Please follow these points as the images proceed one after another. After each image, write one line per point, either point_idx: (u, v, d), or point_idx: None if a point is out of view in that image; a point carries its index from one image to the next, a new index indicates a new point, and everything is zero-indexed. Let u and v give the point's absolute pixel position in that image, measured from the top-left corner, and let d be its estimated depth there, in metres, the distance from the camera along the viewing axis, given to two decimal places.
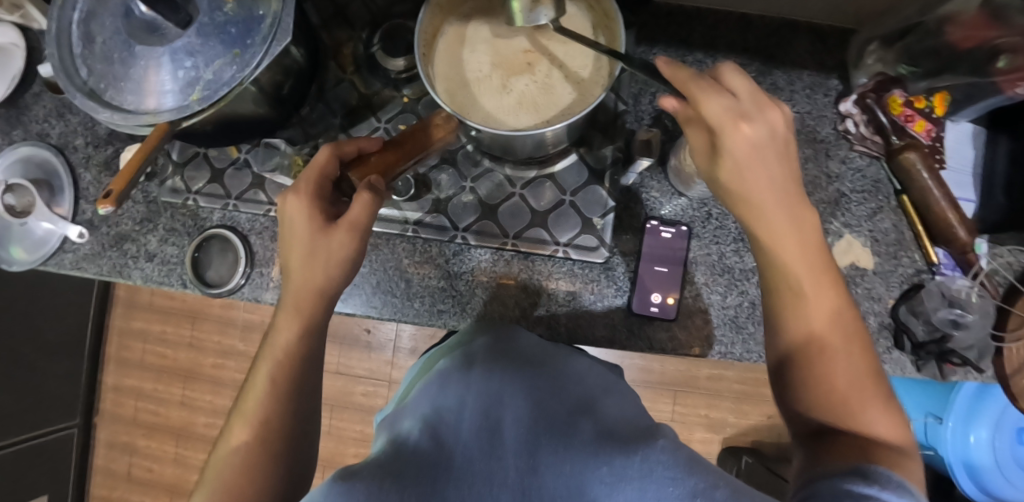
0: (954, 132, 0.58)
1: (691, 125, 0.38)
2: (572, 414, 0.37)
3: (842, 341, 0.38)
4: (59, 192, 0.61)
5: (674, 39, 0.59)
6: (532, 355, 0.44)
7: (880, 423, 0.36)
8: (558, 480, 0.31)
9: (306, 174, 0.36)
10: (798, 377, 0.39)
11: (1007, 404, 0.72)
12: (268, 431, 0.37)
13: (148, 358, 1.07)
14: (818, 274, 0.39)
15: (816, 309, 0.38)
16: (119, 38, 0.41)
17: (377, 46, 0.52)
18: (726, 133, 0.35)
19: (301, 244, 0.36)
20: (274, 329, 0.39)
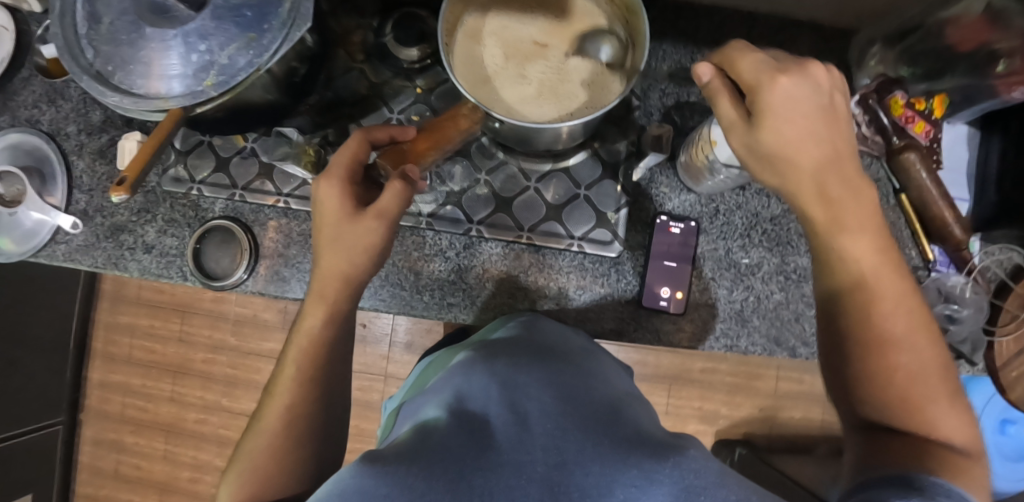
0: (950, 134, 0.60)
1: (722, 95, 0.35)
2: (602, 415, 0.33)
3: (902, 333, 0.37)
4: (51, 180, 0.58)
5: (682, 34, 0.59)
6: (553, 350, 0.42)
7: (945, 419, 0.36)
8: (595, 477, 0.27)
9: (338, 159, 0.37)
10: (859, 375, 0.38)
11: (991, 395, 0.75)
12: (295, 416, 0.40)
13: (136, 353, 1.04)
14: (880, 257, 0.37)
15: (882, 300, 0.37)
16: (127, 19, 0.39)
17: (389, 35, 0.52)
18: (764, 90, 0.33)
19: (330, 228, 0.37)
20: (300, 316, 0.41)
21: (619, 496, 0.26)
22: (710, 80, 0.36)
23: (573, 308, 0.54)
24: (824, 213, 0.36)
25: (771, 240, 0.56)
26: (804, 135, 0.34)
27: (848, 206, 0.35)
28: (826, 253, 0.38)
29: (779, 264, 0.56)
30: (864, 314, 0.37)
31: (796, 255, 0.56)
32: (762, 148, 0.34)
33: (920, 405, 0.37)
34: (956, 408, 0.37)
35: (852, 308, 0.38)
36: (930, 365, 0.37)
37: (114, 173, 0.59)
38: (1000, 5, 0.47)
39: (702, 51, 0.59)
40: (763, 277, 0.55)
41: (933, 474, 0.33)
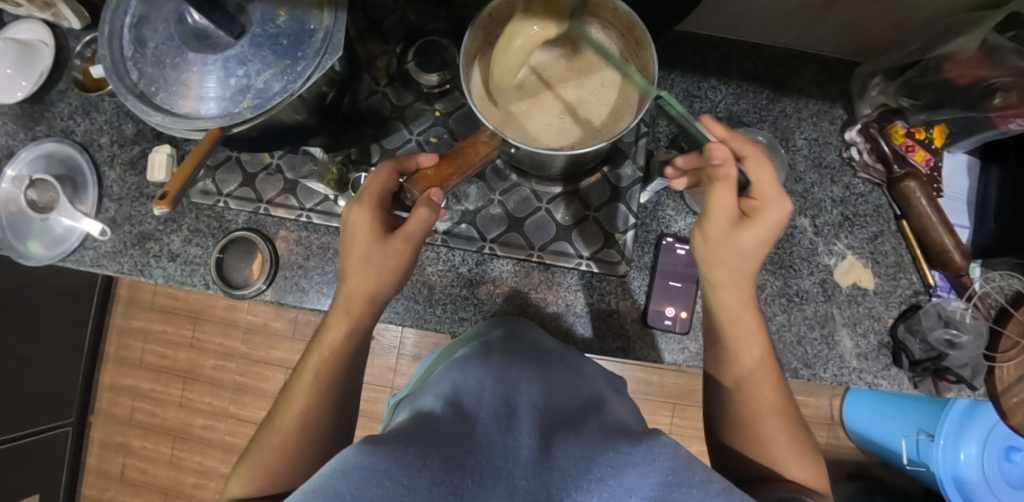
0: (951, 162, 0.62)
1: (722, 183, 0.41)
2: (582, 412, 0.33)
3: (761, 387, 0.44)
4: (82, 189, 0.61)
5: (689, 64, 0.62)
6: (540, 351, 0.43)
7: (801, 476, 0.41)
8: (573, 459, 0.27)
9: (369, 187, 0.39)
10: (729, 412, 0.45)
11: (995, 421, 0.75)
12: (308, 419, 0.41)
13: (147, 358, 1.06)
14: (761, 342, 0.45)
15: (748, 359, 0.45)
16: (172, 43, 0.42)
17: (411, 62, 0.56)
18: (772, 206, 0.42)
19: (360, 249, 0.39)
20: (323, 327, 0.43)
21: (595, 474, 0.26)
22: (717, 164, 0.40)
23: (581, 326, 0.56)
24: (735, 289, 0.45)
25: (774, 263, 0.60)
26: (763, 241, 0.43)
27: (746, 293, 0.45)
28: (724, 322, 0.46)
29: (782, 287, 0.59)
30: (741, 380, 0.45)
31: (798, 278, 0.60)
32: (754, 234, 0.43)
33: (784, 461, 0.42)
34: (805, 456, 0.42)
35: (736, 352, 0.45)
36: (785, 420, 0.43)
37: (143, 183, 0.62)
38: (997, 42, 0.49)
39: (708, 81, 0.62)
40: (766, 299, 0.59)
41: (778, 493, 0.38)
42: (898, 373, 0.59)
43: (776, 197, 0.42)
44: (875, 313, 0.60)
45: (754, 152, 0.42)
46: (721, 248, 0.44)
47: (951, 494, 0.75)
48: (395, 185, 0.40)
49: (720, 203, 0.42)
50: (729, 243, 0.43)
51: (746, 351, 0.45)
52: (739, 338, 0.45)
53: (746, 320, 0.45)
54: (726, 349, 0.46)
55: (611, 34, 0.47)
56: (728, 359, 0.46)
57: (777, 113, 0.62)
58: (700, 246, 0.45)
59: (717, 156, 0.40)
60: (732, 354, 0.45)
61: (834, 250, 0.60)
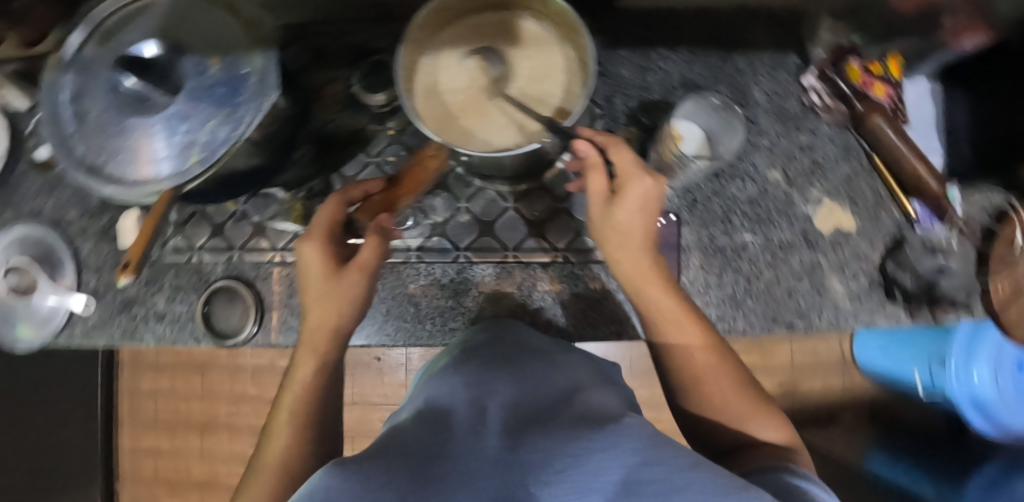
0: (913, 90, 0.61)
1: (594, 170, 0.44)
2: (553, 406, 0.33)
3: (708, 365, 0.46)
4: (61, 266, 0.61)
5: (636, 36, 0.61)
6: (522, 350, 0.43)
7: (767, 429, 0.43)
8: (536, 454, 0.27)
9: (318, 221, 0.39)
10: (686, 392, 0.46)
11: (1002, 344, 0.73)
12: (291, 456, 0.40)
13: (162, 416, 1.03)
14: (686, 315, 0.46)
15: (685, 337, 0.46)
16: (113, 112, 0.43)
17: (356, 84, 0.56)
18: (630, 182, 0.42)
19: (316, 286, 0.40)
20: (292, 366, 0.43)
21: (556, 466, 0.27)
22: (588, 153, 0.43)
23: (556, 313, 0.56)
24: (636, 275, 0.46)
25: (753, 220, 0.60)
26: (638, 222, 0.44)
27: (646, 267, 0.46)
28: (643, 309, 0.47)
29: (765, 242, 0.59)
30: (673, 348, 0.47)
31: (778, 231, 0.59)
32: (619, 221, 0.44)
33: (750, 424, 0.44)
34: (772, 415, 0.44)
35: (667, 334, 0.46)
36: (738, 387, 0.45)
37: (118, 249, 0.62)
38: None
39: (658, 51, 0.61)
40: (750, 258, 0.59)
41: (751, 463, 0.39)
42: (894, 308, 0.59)
43: (633, 173, 0.42)
44: (861, 253, 0.59)
45: (609, 138, 0.43)
46: (607, 232, 0.45)
47: (972, 416, 0.77)
48: (344, 216, 0.39)
49: (596, 187, 0.44)
50: (609, 224, 0.44)
51: (678, 334, 0.46)
52: (661, 319, 0.46)
53: (657, 294, 0.46)
54: (653, 322, 0.47)
55: (545, 24, 0.47)
56: (665, 342, 0.47)
57: (731, 71, 0.62)
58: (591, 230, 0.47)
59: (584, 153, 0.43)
60: (655, 326, 0.47)
61: (810, 198, 0.60)
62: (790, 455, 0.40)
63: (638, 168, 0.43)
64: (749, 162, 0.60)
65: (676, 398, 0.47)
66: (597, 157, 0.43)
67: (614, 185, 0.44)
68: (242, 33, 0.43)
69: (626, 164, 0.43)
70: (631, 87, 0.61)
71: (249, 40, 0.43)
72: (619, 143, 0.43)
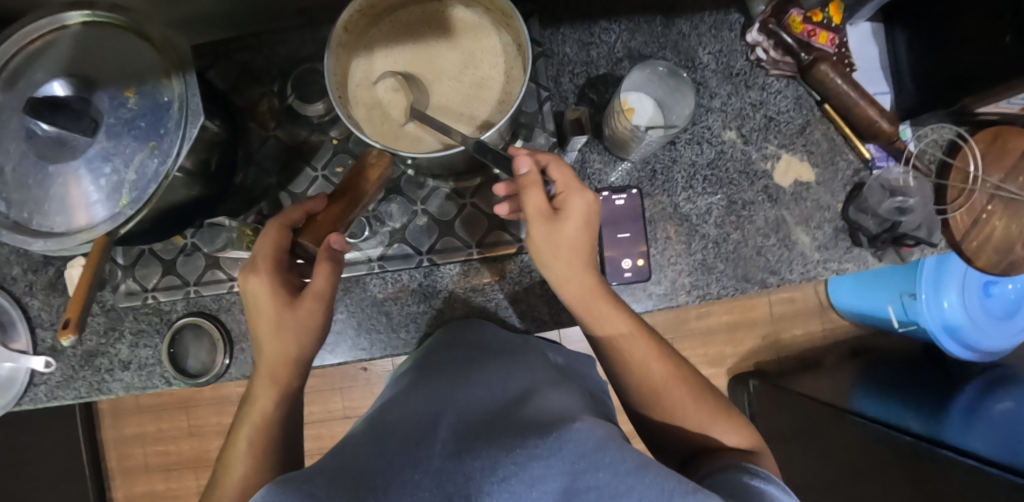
0: (855, 35, 0.61)
1: (532, 187, 0.39)
2: (504, 411, 0.35)
3: (664, 378, 0.44)
4: (11, 327, 0.58)
5: (575, 11, 0.59)
6: (476, 356, 0.45)
7: (728, 434, 0.42)
8: (481, 460, 0.28)
9: (261, 250, 0.37)
10: (645, 406, 0.44)
11: (967, 267, 0.75)
12: (251, 484, 0.38)
13: (152, 460, 0.98)
14: (636, 326, 0.45)
15: (635, 352, 0.44)
16: (28, 161, 0.40)
17: (291, 96, 0.53)
18: (570, 196, 0.41)
19: (267, 317, 0.38)
20: (249, 396, 0.41)
21: (500, 475, 0.27)
22: (526, 173, 0.39)
23: (509, 316, 0.55)
24: (580, 296, 0.44)
25: (715, 183, 0.59)
26: (582, 236, 0.41)
27: (592, 283, 0.43)
28: (594, 329, 0.45)
29: (728, 204, 0.59)
30: (631, 364, 0.44)
31: (740, 191, 0.59)
32: (555, 243, 0.41)
33: (709, 428, 0.42)
34: (733, 419, 0.43)
35: (618, 353, 0.45)
36: (698, 393, 0.44)
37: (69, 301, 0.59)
38: None
39: (599, 24, 0.60)
40: (717, 223, 0.59)
41: (714, 468, 0.37)
42: (861, 253, 0.59)
43: (573, 186, 0.41)
44: (823, 203, 0.60)
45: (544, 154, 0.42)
46: (548, 249, 0.41)
47: (946, 343, 0.76)
48: (289, 240, 0.38)
49: (534, 205, 0.40)
50: (553, 241, 0.41)
51: (631, 349, 0.44)
52: (614, 338, 0.45)
53: (604, 312, 0.44)
54: (605, 344, 0.45)
55: (477, 11, 0.45)
56: (617, 360, 0.45)
57: (675, 36, 0.60)
58: (532, 250, 0.43)
59: (523, 168, 0.39)
60: (611, 346, 0.45)
61: (767, 154, 0.60)
62: (747, 460, 0.38)
63: (575, 182, 0.41)
64: (704, 126, 0.60)
65: (638, 413, 0.45)
66: (534, 176, 0.39)
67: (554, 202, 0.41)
68: (157, 59, 0.41)
69: (563, 178, 0.41)
70: (577, 65, 0.60)
71: (166, 66, 0.41)
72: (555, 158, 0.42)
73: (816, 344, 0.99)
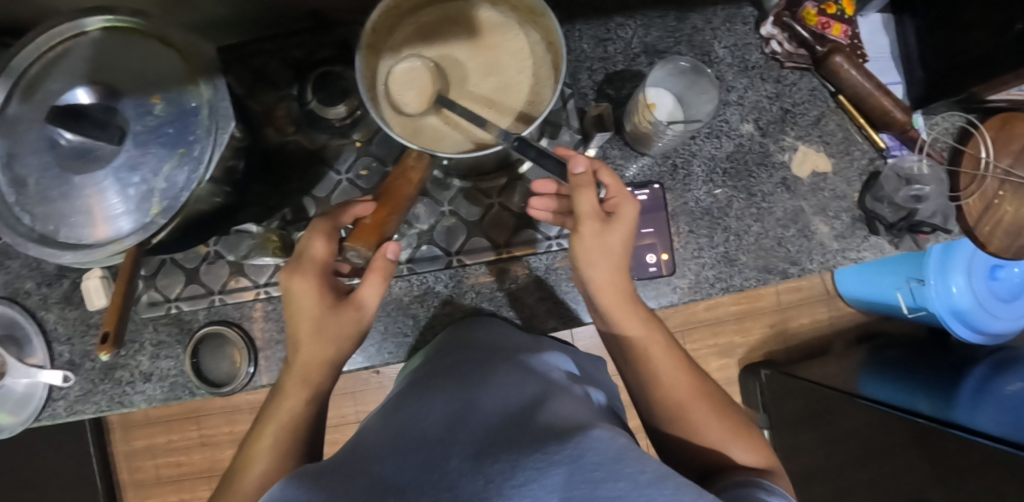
0: (866, 26, 0.62)
1: (585, 187, 0.40)
2: (519, 412, 0.31)
3: (690, 394, 0.42)
4: (27, 342, 0.57)
5: (589, 8, 0.59)
6: (483, 357, 0.40)
7: (746, 455, 0.40)
8: (500, 463, 0.25)
9: (310, 254, 0.38)
10: (664, 420, 0.42)
11: (975, 250, 0.76)
12: (269, 480, 0.36)
13: (164, 472, 0.97)
14: (659, 337, 0.44)
15: (660, 367, 0.43)
16: (52, 173, 0.39)
17: (312, 100, 0.52)
18: (622, 203, 0.43)
19: (309, 318, 0.38)
20: (278, 394, 0.40)
21: (518, 479, 0.24)
22: (581, 173, 0.40)
23: (506, 314, 0.55)
24: (613, 304, 0.44)
25: (733, 176, 0.60)
26: (626, 243, 0.43)
27: (629, 291, 0.45)
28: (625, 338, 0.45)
29: (748, 197, 0.60)
30: (658, 375, 0.43)
31: (759, 183, 0.60)
32: (599, 245, 0.42)
33: (725, 445, 0.40)
34: (752, 439, 0.41)
35: (643, 363, 0.44)
36: (720, 410, 0.42)
37: (86, 314, 0.58)
38: None
39: (614, 20, 0.60)
40: (737, 215, 0.59)
41: (736, 478, 0.36)
42: (878, 241, 0.60)
43: (623, 193, 0.43)
44: (840, 193, 0.60)
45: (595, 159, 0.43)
46: (595, 251, 0.42)
47: (955, 327, 0.77)
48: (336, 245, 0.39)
49: (586, 206, 0.41)
50: (601, 243, 0.42)
51: (654, 357, 0.43)
52: (645, 349, 0.44)
53: (635, 321, 0.44)
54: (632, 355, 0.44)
55: (501, 10, 0.45)
56: (641, 371, 0.44)
57: (690, 31, 0.61)
58: (575, 251, 0.43)
59: (579, 166, 0.39)
60: (640, 355, 0.44)
61: (785, 146, 0.61)
62: (765, 478, 0.36)
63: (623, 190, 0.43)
64: (722, 119, 0.60)
65: (653, 425, 0.44)
66: (585, 177, 0.40)
67: (605, 206, 0.43)
68: (180, 64, 0.40)
69: (614, 184, 0.43)
70: (593, 61, 0.60)
71: (189, 72, 0.40)
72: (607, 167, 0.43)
73: (824, 332, 1.01)
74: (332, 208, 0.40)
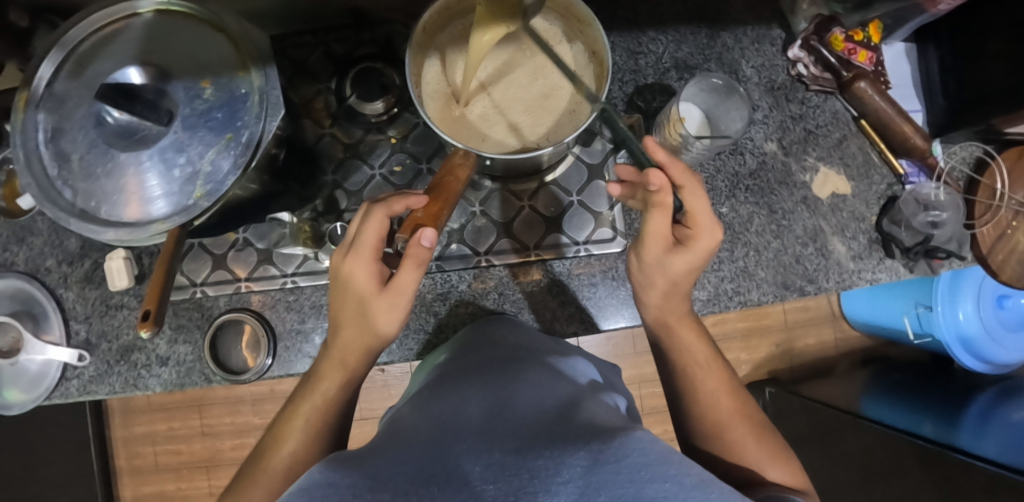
0: (890, 53, 0.64)
1: (657, 209, 0.39)
2: (556, 413, 0.28)
3: (731, 410, 0.42)
4: (45, 318, 0.57)
5: (623, 21, 0.61)
6: (508, 355, 0.37)
7: (784, 479, 0.38)
8: (544, 459, 0.22)
9: (365, 236, 0.37)
10: (703, 430, 0.42)
11: (983, 277, 0.78)
12: (298, 463, 0.37)
13: (163, 459, 0.96)
14: (709, 352, 0.45)
15: (705, 382, 0.44)
16: (97, 150, 0.39)
17: (351, 95, 0.52)
18: (699, 233, 0.41)
19: (353, 301, 0.38)
20: (315, 376, 0.41)
21: (564, 476, 0.21)
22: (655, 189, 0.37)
23: (525, 318, 0.55)
24: (670, 316, 0.46)
25: (756, 192, 0.61)
26: (694, 268, 0.43)
27: (684, 311, 0.46)
28: (675, 349, 0.46)
29: (769, 213, 0.61)
30: (700, 386, 0.43)
31: (780, 201, 0.61)
32: (658, 263, 0.43)
33: (761, 463, 0.39)
34: (790, 464, 0.40)
35: (688, 373, 0.44)
36: (761, 431, 0.41)
37: (106, 294, 0.58)
38: None
39: (647, 34, 0.61)
40: (758, 231, 0.60)
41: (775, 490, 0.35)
42: (893, 264, 0.61)
43: (708, 225, 0.41)
44: (858, 214, 0.62)
45: (689, 184, 0.40)
46: (655, 270, 0.44)
47: (959, 354, 0.78)
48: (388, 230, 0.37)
49: (656, 228, 0.40)
50: (661, 266, 0.43)
51: (698, 372, 0.44)
52: (688, 366, 0.45)
53: (689, 336, 0.46)
54: (678, 367, 0.45)
55: (551, 18, 0.46)
56: (685, 381, 0.44)
57: (719, 49, 0.62)
58: (636, 261, 0.45)
59: (655, 183, 0.37)
60: (685, 367, 0.45)
61: (806, 166, 0.62)
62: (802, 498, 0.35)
63: (708, 220, 0.41)
64: (748, 137, 0.61)
65: (689, 431, 0.43)
66: (661, 198, 0.38)
67: (680, 232, 0.42)
68: (232, 52, 0.41)
69: (703, 212, 0.41)
70: (625, 72, 0.61)
71: (241, 59, 0.41)
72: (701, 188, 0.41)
73: (827, 352, 1.02)
74: (388, 196, 0.39)
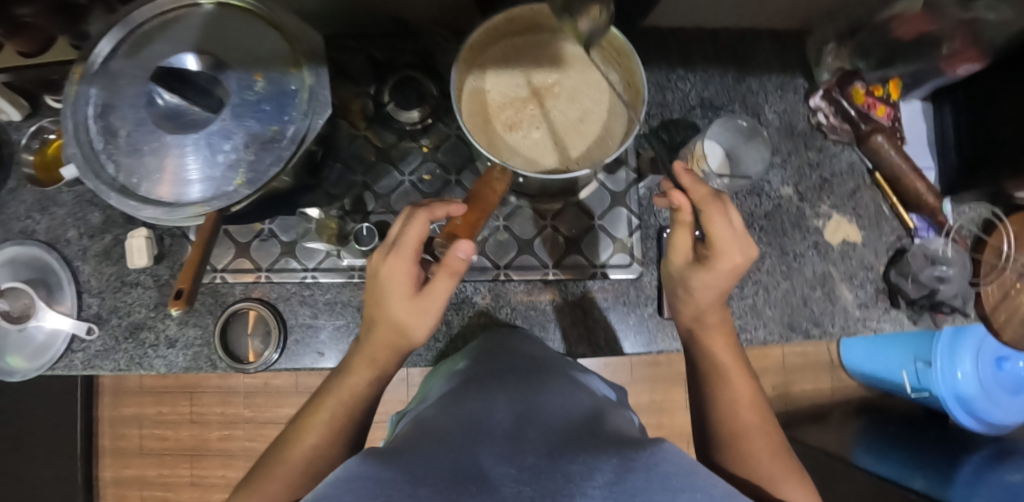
0: (907, 111, 0.66)
1: (682, 226, 0.43)
2: (581, 421, 0.28)
3: (752, 425, 0.42)
4: (58, 289, 0.57)
5: (654, 56, 0.63)
6: (530, 364, 0.38)
7: (797, 497, 0.39)
8: (578, 464, 0.23)
9: (405, 240, 0.38)
10: (721, 441, 0.43)
11: (983, 337, 0.79)
12: (319, 456, 0.38)
13: (148, 444, 0.95)
14: (737, 363, 0.45)
15: (738, 393, 0.44)
16: (144, 128, 0.40)
17: (389, 101, 0.55)
18: (720, 255, 0.41)
19: (388, 299, 0.38)
20: (344, 371, 0.42)
21: (599, 480, 0.21)
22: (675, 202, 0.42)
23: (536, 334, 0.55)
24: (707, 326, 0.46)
25: (770, 232, 0.62)
26: (724, 282, 0.43)
27: (720, 320, 0.46)
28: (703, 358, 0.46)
29: (781, 254, 0.62)
30: (726, 396, 0.44)
31: (792, 243, 0.62)
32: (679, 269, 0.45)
33: (773, 481, 0.40)
34: (805, 486, 0.40)
35: (717, 381, 0.45)
36: (778, 450, 0.42)
37: (122, 271, 0.58)
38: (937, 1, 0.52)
39: (676, 71, 0.63)
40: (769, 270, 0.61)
41: None
42: (898, 314, 0.62)
43: (730, 246, 0.41)
44: (867, 263, 0.63)
45: (712, 207, 0.41)
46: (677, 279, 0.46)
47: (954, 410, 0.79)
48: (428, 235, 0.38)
49: (679, 243, 0.44)
50: (683, 277, 0.45)
51: (726, 382, 0.44)
52: (721, 370, 0.45)
53: (719, 345, 0.46)
54: (706, 376, 0.45)
55: None
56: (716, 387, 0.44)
57: (744, 91, 0.64)
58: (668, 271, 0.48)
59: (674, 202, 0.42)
60: (714, 373, 0.45)
61: (820, 212, 0.63)
62: None
63: (731, 239, 0.41)
64: (765, 180, 0.63)
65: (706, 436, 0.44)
66: (686, 214, 0.42)
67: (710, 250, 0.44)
68: (285, 48, 0.42)
69: (725, 237, 0.41)
70: (652, 105, 0.63)
71: (293, 56, 0.42)
72: (726, 211, 0.41)
73: (821, 397, 1.02)
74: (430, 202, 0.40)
